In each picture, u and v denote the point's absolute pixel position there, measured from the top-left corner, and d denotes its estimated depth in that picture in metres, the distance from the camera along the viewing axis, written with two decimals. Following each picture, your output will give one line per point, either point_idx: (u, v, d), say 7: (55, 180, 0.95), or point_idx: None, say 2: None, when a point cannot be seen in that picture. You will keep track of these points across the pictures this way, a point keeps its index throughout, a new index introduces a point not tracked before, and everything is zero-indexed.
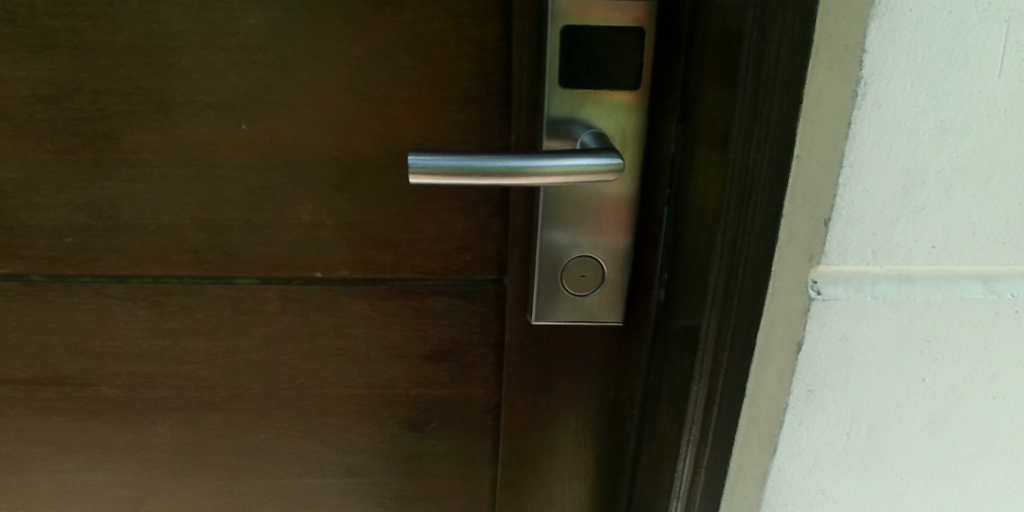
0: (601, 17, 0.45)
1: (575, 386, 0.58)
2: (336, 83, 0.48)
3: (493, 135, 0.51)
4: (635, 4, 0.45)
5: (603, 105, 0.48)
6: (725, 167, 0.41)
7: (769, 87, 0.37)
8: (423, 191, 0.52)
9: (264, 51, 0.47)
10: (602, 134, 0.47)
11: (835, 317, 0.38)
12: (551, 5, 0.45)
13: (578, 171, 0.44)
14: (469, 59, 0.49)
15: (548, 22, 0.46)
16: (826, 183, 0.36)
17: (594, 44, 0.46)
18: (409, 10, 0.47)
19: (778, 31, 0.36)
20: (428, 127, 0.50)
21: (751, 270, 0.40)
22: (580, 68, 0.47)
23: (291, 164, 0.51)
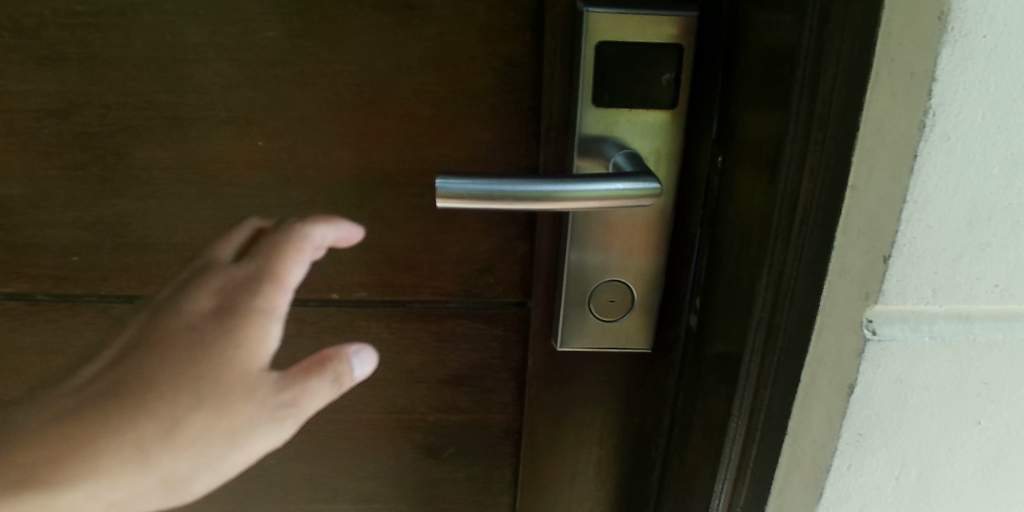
0: (638, 33, 0.43)
1: (599, 414, 0.56)
2: (358, 100, 0.46)
3: (520, 154, 0.48)
4: (674, 20, 0.43)
5: (638, 123, 0.46)
6: (772, 196, 0.38)
7: (825, 114, 0.34)
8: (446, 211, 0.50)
9: (282, 65, 0.45)
10: (637, 155, 0.45)
11: (890, 359, 0.36)
12: (585, 21, 0.43)
13: (613, 196, 0.42)
14: (496, 75, 0.46)
15: (582, 39, 0.43)
16: (886, 217, 0.33)
17: (630, 61, 0.44)
18: (436, 23, 0.45)
19: (835, 55, 0.33)
20: (452, 145, 0.48)
21: (798, 304, 0.38)
22: (615, 86, 0.45)
23: (309, 182, 0.49)
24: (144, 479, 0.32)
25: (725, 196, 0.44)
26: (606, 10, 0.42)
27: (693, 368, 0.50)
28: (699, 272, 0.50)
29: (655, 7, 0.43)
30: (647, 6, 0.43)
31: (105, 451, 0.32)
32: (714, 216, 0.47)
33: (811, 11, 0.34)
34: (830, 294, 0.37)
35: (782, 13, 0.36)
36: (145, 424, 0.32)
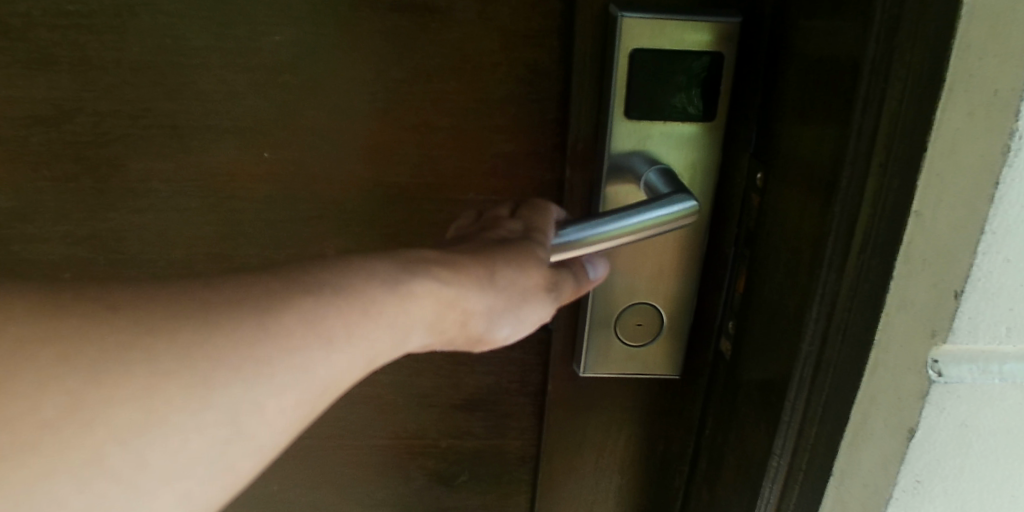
0: (674, 42, 0.40)
1: (622, 441, 0.53)
2: (372, 109, 0.43)
3: (545, 167, 0.46)
4: (714, 28, 0.40)
5: (672, 137, 0.42)
6: (825, 222, 0.34)
7: (892, 135, 0.30)
8: None
9: (291, 71, 0.42)
10: (671, 171, 0.43)
11: (956, 402, 0.33)
12: (620, 27, 0.40)
13: (650, 224, 0.39)
14: (520, 83, 0.43)
15: (616, 46, 0.40)
16: (958, 249, 0.29)
17: (666, 71, 0.41)
18: (456, 28, 0.42)
19: (903, 70, 0.29)
20: (472, 158, 0.45)
21: (852, 339, 0.34)
22: (649, 98, 0.41)
23: (319, 196, 0.46)
24: (490, 322, 0.36)
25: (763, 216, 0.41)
26: (642, 15, 0.39)
27: (721, 396, 0.47)
28: (734, 296, 0.45)
29: (695, 13, 0.40)
30: (686, 11, 0.40)
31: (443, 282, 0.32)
32: (752, 236, 0.42)
33: (878, 18, 0.29)
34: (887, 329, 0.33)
35: (836, 23, 0.32)
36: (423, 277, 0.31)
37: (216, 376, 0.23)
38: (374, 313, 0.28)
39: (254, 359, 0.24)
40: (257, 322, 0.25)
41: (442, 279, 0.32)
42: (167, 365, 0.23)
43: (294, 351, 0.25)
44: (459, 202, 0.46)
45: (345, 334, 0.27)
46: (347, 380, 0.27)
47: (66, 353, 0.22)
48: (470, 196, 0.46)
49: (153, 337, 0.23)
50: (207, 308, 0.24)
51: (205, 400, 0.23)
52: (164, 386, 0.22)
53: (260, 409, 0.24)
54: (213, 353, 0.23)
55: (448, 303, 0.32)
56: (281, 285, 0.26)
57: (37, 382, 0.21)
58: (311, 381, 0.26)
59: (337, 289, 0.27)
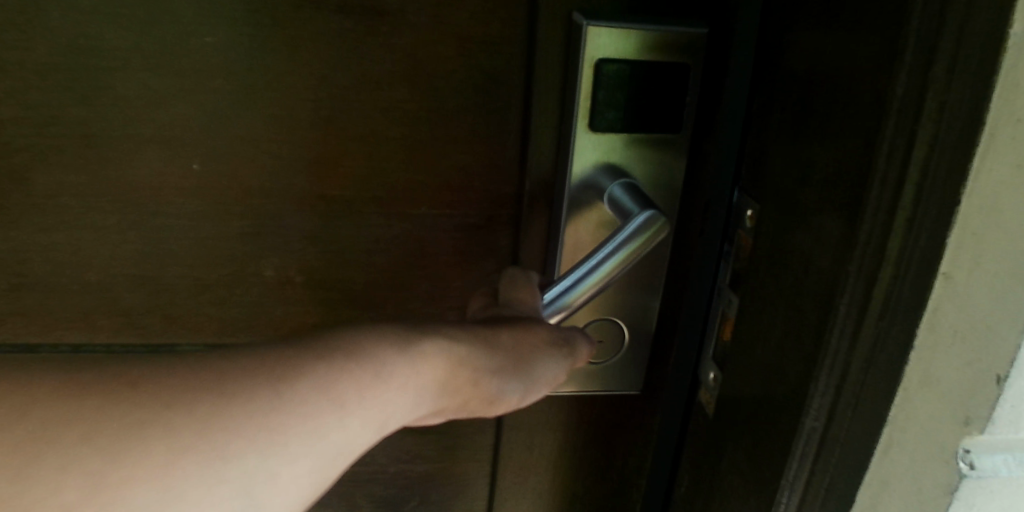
0: (640, 53, 0.38)
1: (580, 461, 0.52)
2: (316, 118, 0.40)
3: (504, 180, 0.43)
4: (682, 38, 0.38)
5: (637, 150, 0.41)
6: (837, 285, 0.27)
7: (933, 175, 0.23)
8: (416, 243, 0.44)
9: (225, 77, 0.38)
10: (636, 185, 0.41)
11: (987, 496, 0.32)
12: (585, 35, 0.38)
13: (621, 250, 0.37)
14: (478, 92, 0.41)
15: (581, 55, 0.38)
16: (1002, 327, 0.26)
17: (632, 82, 0.39)
18: (409, 32, 0.39)
19: (946, 108, 0.22)
20: (425, 171, 0.42)
21: (864, 416, 0.28)
22: (614, 109, 0.39)
23: (256, 212, 0.42)
24: (503, 383, 0.35)
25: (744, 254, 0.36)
26: (608, 23, 0.37)
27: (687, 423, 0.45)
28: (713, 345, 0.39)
29: (663, 22, 0.38)
30: (653, 20, 0.38)
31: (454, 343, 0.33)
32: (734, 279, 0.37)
33: (916, 20, 0.22)
34: (904, 406, 0.28)
35: (825, 29, 0.27)
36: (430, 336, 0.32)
37: (230, 445, 0.23)
38: (387, 374, 0.28)
39: (270, 427, 0.24)
40: (272, 390, 0.25)
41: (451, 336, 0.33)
42: (189, 438, 0.23)
43: (308, 416, 0.25)
44: (409, 217, 0.43)
45: (356, 398, 0.27)
46: (356, 443, 0.27)
47: (87, 433, 0.21)
48: (422, 211, 0.43)
49: (169, 411, 0.22)
50: (220, 378, 0.24)
51: (219, 472, 0.23)
52: (180, 462, 0.22)
53: (275, 479, 0.24)
54: (223, 425, 0.23)
55: (444, 366, 0.32)
56: (296, 350, 0.26)
57: (59, 465, 0.21)
58: (323, 447, 0.26)
59: (352, 351, 0.28)
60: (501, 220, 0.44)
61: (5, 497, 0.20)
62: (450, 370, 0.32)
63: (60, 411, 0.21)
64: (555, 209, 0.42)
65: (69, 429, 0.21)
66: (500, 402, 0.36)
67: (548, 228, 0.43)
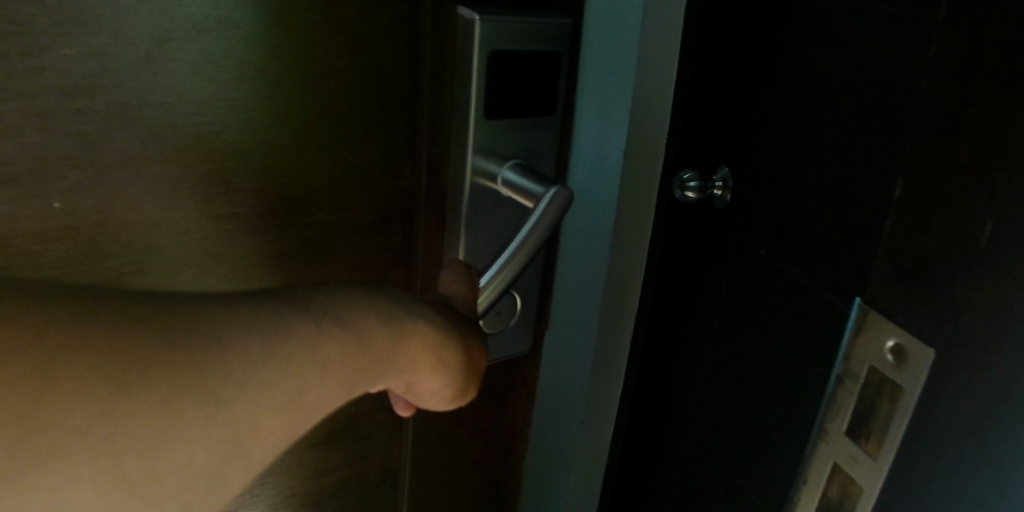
0: (523, 44, 0.41)
1: (480, 426, 0.55)
2: (201, 135, 0.36)
3: (392, 176, 0.43)
4: (555, 29, 0.42)
5: (522, 134, 0.44)
6: None
7: None
8: (316, 248, 0.43)
9: (91, 96, 0.33)
10: (525, 164, 0.44)
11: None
12: (478, 27, 0.40)
13: (538, 224, 0.42)
14: (366, 90, 0.41)
15: (472, 50, 0.40)
16: None
17: (517, 71, 0.42)
18: (296, 32, 0.37)
19: None
20: (319, 178, 0.41)
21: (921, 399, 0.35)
22: (504, 97, 0.42)
23: (134, 245, 0.37)
24: (444, 378, 0.36)
25: (872, 395, 0.28)
26: (498, 16, 0.40)
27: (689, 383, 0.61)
28: None
29: (536, 15, 0.42)
30: (532, 12, 0.42)
31: (429, 333, 0.34)
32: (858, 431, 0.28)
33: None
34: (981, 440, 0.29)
35: None
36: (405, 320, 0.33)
37: (226, 389, 0.24)
38: (367, 343, 0.30)
39: (259, 379, 0.25)
40: (262, 344, 0.26)
41: (429, 323, 0.34)
42: (189, 380, 0.23)
43: (292, 372, 0.27)
44: (308, 226, 0.42)
45: (334, 359, 0.28)
46: (329, 402, 0.29)
47: (99, 365, 0.21)
48: (319, 217, 0.42)
49: (173, 350, 0.23)
50: (216, 321, 0.25)
51: (210, 414, 0.24)
52: (180, 399, 0.23)
53: (255, 427, 0.25)
54: (216, 367, 0.24)
55: (412, 352, 0.33)
56: (292, 310, 0.28)
57: (69, 392, 0.20)
58: (296, 404, 0.27)
59: (337, 318, 0.29)
60: (397, 214, 0.45)
61: (25, 411, 0.20)
62: (412, 351, 0.33)
63: (79, 347, 0.21)
64: (455, 199, 0.44)
65: (86, 358, 0.21)
66: (432, 394, 0.36)
67: (450, 218, 0.45)
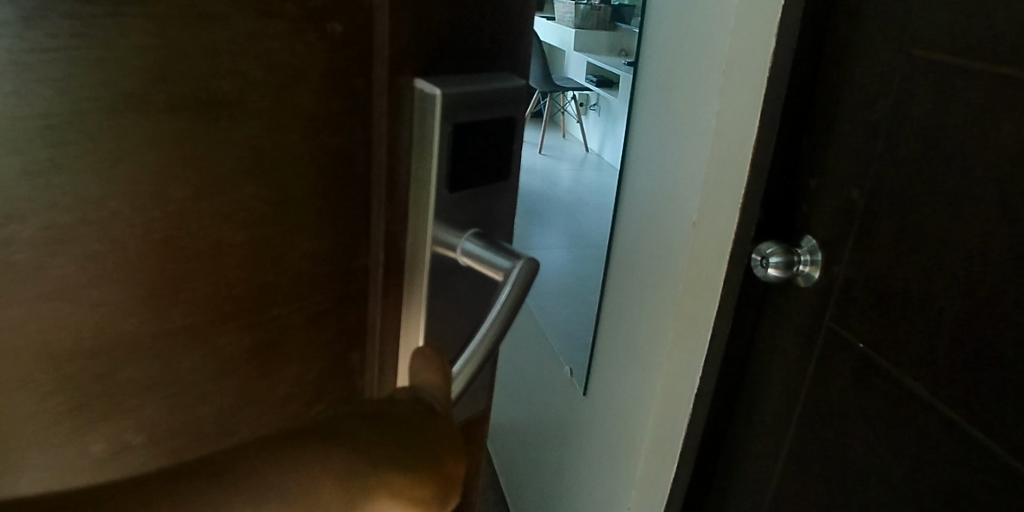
0: (478, 113, 0.41)
1: None
2: (149, 243, 0.31)
3: (346, 259, 0.39)
4: (505, 93, 0.43)
5: (475, 198, 0.44)
6: None
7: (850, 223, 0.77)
8: (269, 345, 0.36)
9: (19, 217, 0.28)
10: (480, 232, 0.45)
11: None
12: (438, 101, 0.39)
13: (506, 304, 0.43)
14: (323, 173, 0.36)
15: (430, 123, 0.39)
16: None
17: (474, 141, 0.42)
18: (249, 121, 0.33)
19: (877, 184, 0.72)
20: (272, 268, 0.36)
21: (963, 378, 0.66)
22: (463, 166, 0.42)
23: (82, 381, 0.31)
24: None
25: None
26: (456, 87, 0.39)
27: (778, 404, 0.89)
28: None
29: (488, 82, 0.42)
30: (482, 79, 0.42)
31: (374, 468, 0.32)
32: None
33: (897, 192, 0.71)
34: None
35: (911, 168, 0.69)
36: (354, 467, 0.32)
37: None
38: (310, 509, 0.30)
39: None
40: None
41: (372, 459, 0.32)
42: None
43: None
44: (256, 324, 0.36)
45: None
46: None
47: None
48: (274, 312, 0.36)
49: None
50: None
51: None
52: None
53: None
54: None
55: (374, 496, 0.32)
56: (214, 490, 0.28)
57: None
58: None
59: (268, 489, 0.29)
60: (352, 294, 0.40)
61: None
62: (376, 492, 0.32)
63: None
64: (416, 275, 0.43)
65: None
66: None
67: (411, 297, 0.43)
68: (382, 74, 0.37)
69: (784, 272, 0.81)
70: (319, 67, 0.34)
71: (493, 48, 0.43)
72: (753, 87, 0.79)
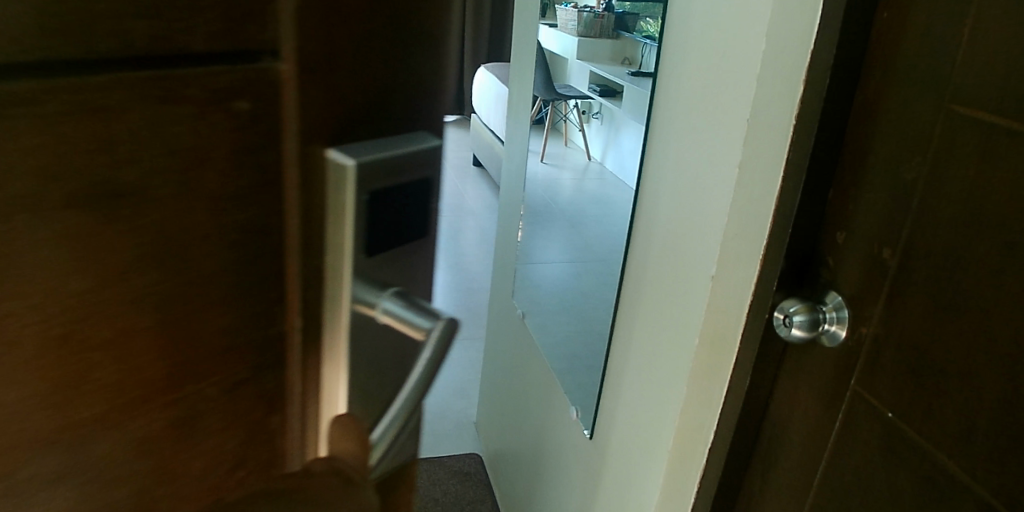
0: (398, 177, 0.39)
1: None
2: (44, 342, 0.30)
3: (266, 331, 0.37)
4: (422, 153, 0.40)
5: (399, 261, 0.42)
6: None
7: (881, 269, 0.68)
8: (184, 421, 0.35)
9: None
10: (403, 290, 0.42)
11: None
12: (353, 170, 0.36)
13: (426, 367, 0.40)
14: (233, 249, 0.34)
15: (347, 194, 0.36)
16: None
17: (393, 206, 0.39)
18: (150, 208, 0.31)
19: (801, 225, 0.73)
20: (183, 349, 0.34)
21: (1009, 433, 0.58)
22: (382, 233, 0.39)
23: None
24: None
25: None
26: (371, 155, 0.37)
27: (784, 479, 0.80)
28: None
29: (404, 143, 0.39)
30: (395, 140, 0.39)
31: None
32: None
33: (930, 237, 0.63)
34: None
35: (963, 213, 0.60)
36: None
37: None
38: None
39: None
40: None
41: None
42: None
43: None
44: (171, 404, 0.34)
45: None
46: None
47: None
48: (187, 391, 0.35)
49: None
50: None
51: None
52: None
53: None
54: None
55: None
56: None
57: None
58: None
59: None
60: (276, 363, 0.38)
61: None
62: None
63: None
64: (334, 341, 0.40)
65: None
66: None
67: (329, 365, 0.40)
68: (292, 146, 0.35)
69: (810, 332, 0.73)
70: (224, 147, 0.32)
71: (408, 107, 0.40)
72: (783, 96, 0.72)
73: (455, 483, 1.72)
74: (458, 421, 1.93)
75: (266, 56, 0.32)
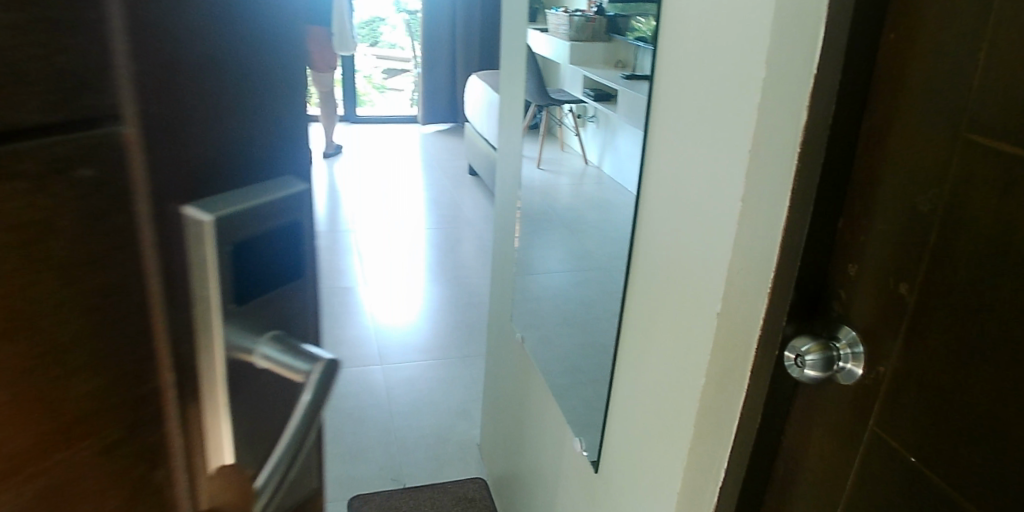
0: (262, 225, 0.38)
1: None
2: None
3: (141, 392, 0.34)
4: (287, 199, 0.40)
5: (273, 306, 0.42)
6: None
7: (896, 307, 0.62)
8: (61, 489, 0.32)
9: None
10: (280, 333, 0.42)
11: None
12: (212, 227, 0.35)
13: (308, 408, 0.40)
14: (91, 312, 0.31)
15: (208, 248, 0.35)
16: None
17: (257, 256, 0.39)
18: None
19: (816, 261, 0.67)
20: (54, 417, 0.30)
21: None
22: (250, 282, 0.39)
23: None
24: None
25: None
26: (228, 209, 0.36)
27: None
28: None
29: (267, 191, 0.39)
30: (257, 188, 0.39)
31: None
32: None
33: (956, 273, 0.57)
34: None
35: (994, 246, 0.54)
36: None
37: None
38: None
39: None
40: None
41: None
42: None
43: None
44: (47, 474, 0.31)
45: None
46: None
47: None
48: (59, 457, 0.31)
49: None
50: None
51: None
52: None
53: None
54: None
55: None
56: None
57: None
58: None
59: None
60: (154, 420, 0.35)
61: None
62: None
63: None
64: (214, 389, 0.38)
65: None
66: None
67: (211, 413, 0.38)
68: (144, 207, 0.32)
69: (823, 373, 0.67)
70: (69, 212, 0.29)
71: (270, 157, 0.40)
72: (789, 116, 0.66)
73: (458, 508, 1.72)
74: (460, 443, 1.95)
75: (107, 121, 0.30)
